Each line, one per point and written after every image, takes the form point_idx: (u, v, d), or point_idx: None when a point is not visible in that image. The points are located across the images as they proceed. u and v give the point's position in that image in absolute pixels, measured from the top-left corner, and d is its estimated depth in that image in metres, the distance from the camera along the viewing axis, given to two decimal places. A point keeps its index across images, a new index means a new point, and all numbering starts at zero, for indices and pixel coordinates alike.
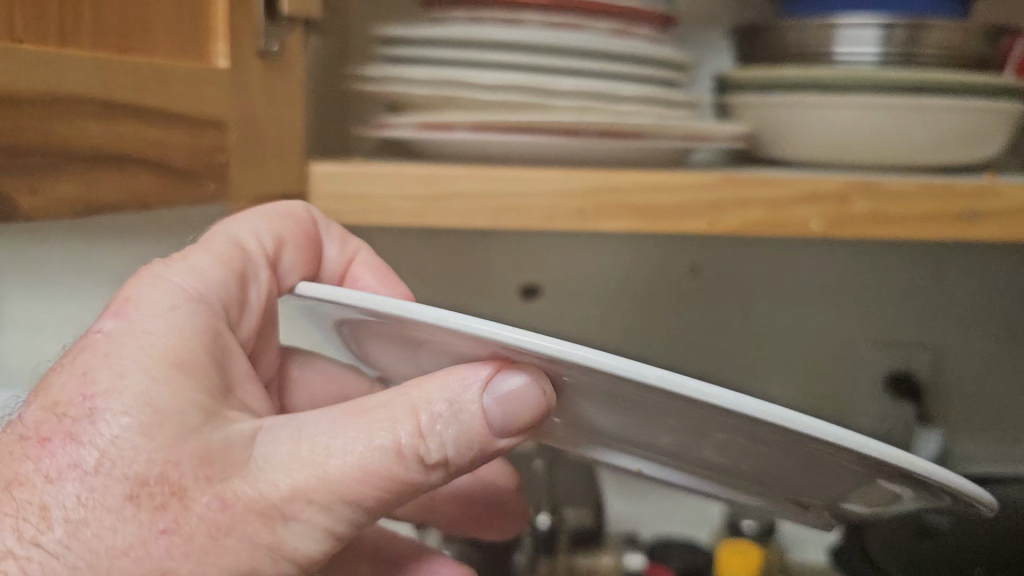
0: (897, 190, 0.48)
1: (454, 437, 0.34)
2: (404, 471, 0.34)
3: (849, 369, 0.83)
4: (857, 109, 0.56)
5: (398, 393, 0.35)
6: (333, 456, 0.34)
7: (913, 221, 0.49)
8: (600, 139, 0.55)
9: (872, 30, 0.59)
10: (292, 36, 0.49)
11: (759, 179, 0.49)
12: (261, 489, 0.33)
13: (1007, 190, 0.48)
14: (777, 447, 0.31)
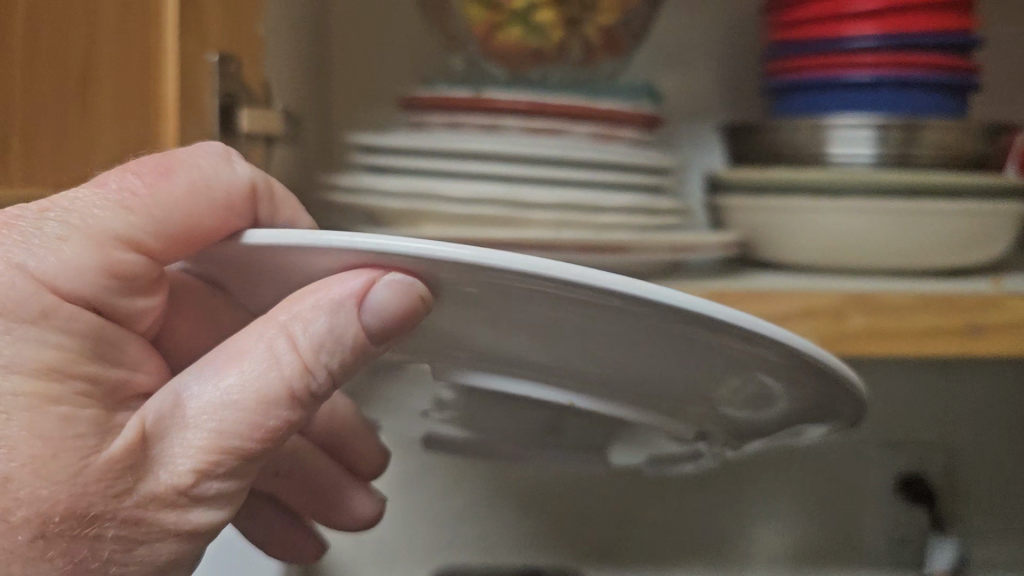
0: (896, 304, 0.45)
1: (335, 360, 0.30)
2: (298, 408, 0.30)
3: (858, 475, 0.79)
4: (853, 213, 0.54)
5: (264, 323, 0.29)
6: (221, 419, 0.29)
7: (914, 337, 0.46)
8: (582, 255, 0.50)
9: (866, 131, 0.57)
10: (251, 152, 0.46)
11: (748, 293, 0.46)
12: (174, 477, 0.29)
13: (1011, 300, 0.45)
14: (695, 360, 0.28)
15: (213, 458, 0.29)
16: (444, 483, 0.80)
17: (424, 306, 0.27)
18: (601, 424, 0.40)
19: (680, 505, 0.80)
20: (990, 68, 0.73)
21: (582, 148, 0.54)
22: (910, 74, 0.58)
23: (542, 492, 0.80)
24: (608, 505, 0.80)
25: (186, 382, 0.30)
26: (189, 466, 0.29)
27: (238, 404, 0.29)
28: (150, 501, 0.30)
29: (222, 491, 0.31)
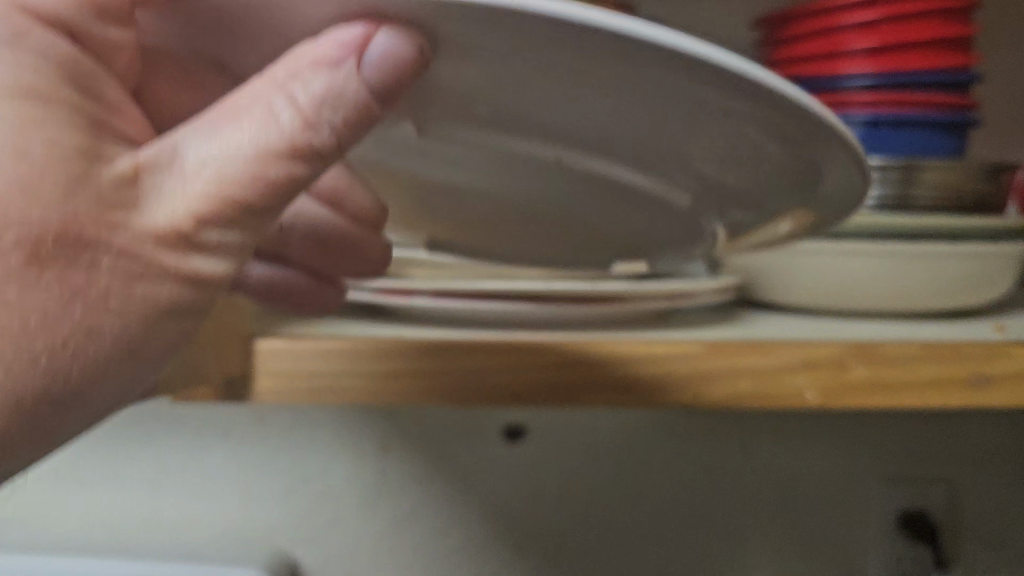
0: (899, 356, 0.44)
1: (346, 120, 0.24)
2: (307, 170, 0.25)
3: (857, 514, 0.78)
4: (855, 256, 0.53)
5: (254, 87, 0.23)
6: (221, 167, 0.25)
7: (919, 389, 0.44)
8: (572, 305, 0.50)
9: (866, 171, 0.56)
10: None
11: (745, 347, 0.44)
12: (167, 219, 0.25)
13: (1016, 352, 0.45)
14: (731, 163, 0.27)
15: (213, 204, 0.25)
16: (430, 531, 0.77)
17: (422, 65, 0.21)
18: (602, 228, 0.40)
19: (678, 547, 0.78)
20: (986, 108, 0.72)
21: None
22: (904, 114, 0.57)
23: (535, 539, 0.77)
24: (603, 552, 0.77)
25: (186, 140, 0.25)
26: (187, 210, 0.25)
27: (238, 154, 0.24)
28: (148, 239, 0.25)
29: (224, 243, 0.26)
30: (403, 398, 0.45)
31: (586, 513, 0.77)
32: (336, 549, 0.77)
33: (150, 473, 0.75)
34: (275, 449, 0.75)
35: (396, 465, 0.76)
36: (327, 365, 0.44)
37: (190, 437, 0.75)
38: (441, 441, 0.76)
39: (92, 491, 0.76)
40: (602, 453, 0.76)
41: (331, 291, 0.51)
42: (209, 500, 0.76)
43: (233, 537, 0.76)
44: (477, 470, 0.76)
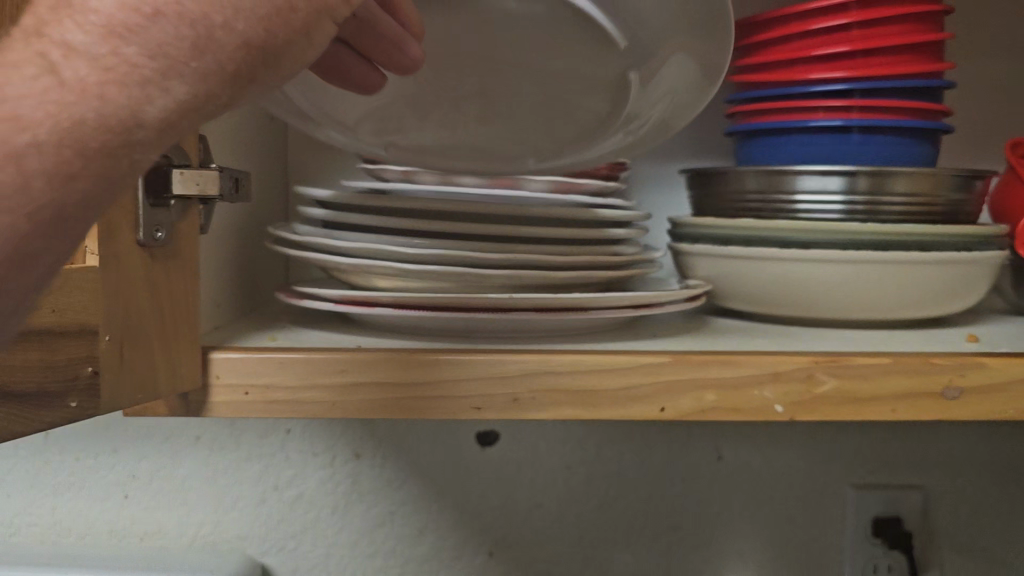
0: (867, 368, 0.44)
1: None
2: None
3: (831, 519, 0.77)
4: (822, 264, 0.53)
5: None
6: None
7: (888, 402, 0.44)
8: (538, 314, 0.50)
9: (834, 179, 0.56)
10: (182, 223, 0.41)
11: (712, 357, 0.44)
12: None
13: (989, 363, 0.44)
14: None
15: None
16: (402, 539, 0.75)
17: None
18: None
19: (652, 554, 0.77)
20: (961, 114, 0.72)
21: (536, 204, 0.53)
22: (876, 121, 0.57)
23: (508, 546, 0.76)
24: (576, 560, 0.76)
25: None
26: None
27: None
28: None
29: None
30: (363, 414, 0.43)
31: (561, 521, 0.76)
32: (308, 558, 0.75)
33: (119, 480, 0.74)
34: (248, 455, 0.74)
35: (369, 473, 0.75)
36: (287, 378, 0.43)
37: (161, 444, 0.73)
38: (412, 447, 0.75)
39: (60, 497, 0.74)
40: (578, 460, 0.76)
41: (371, 77, 0.40)
42: (180, 508, 0.74)
43: (204, 544, 0.75)
44: (451, 477, 0.75)
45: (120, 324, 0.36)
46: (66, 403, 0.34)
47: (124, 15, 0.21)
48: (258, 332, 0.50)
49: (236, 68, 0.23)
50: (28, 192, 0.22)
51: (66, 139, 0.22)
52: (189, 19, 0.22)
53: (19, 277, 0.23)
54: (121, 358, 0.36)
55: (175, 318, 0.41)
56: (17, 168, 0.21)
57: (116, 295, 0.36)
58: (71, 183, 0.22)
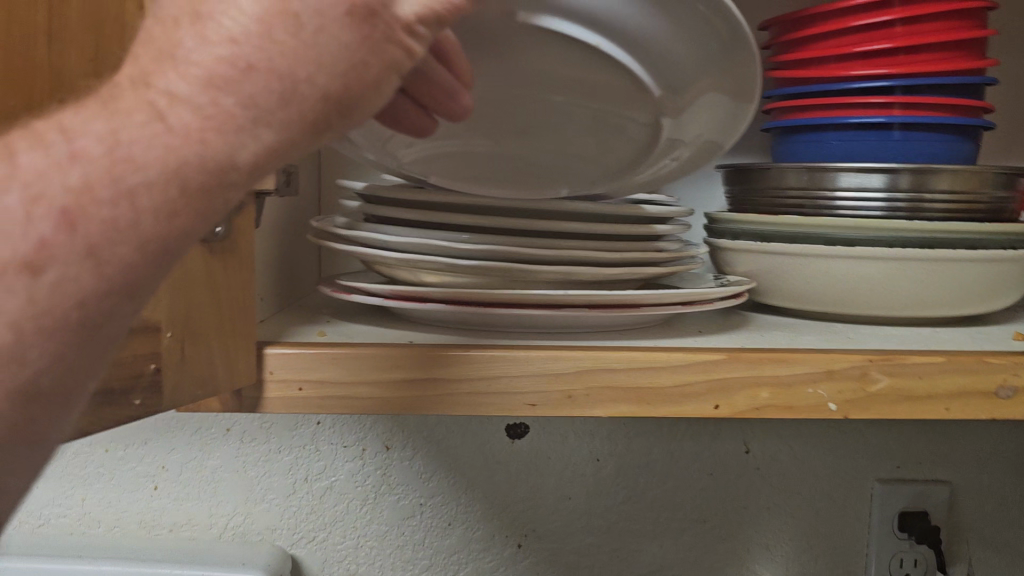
0: (923, 366, 0.44)
1: None
2: None
3: (858, 514, 0.77)
4: (867, 262, 0.52)
5: None
6: None
7: (941, 399, 0.44)
8: (589, 311, 0.49)
9: (876, 176, 0.55)
10: (240, 219, 0.40)
11: (768, 357, 0.44)
12: None
13: None
14: None
15: None
16: (431, 530, 0.76)
17: None
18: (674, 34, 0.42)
19: (679, 547, 0.77)
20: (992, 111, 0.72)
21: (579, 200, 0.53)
22: (918, 118, 0.56)
23: (537, 538, 0.76)
24: (604, 552, 0.77)
25: None
26: None
27: None
28: None
29: None
30: (416, 412, 0.43)
31: (589, 513, 0.76)
32: (337, 549, 0.75)
33: (149, 472, 0.74)
34: (278, 447, 0.74)
35: (398, 464, 0.75)
36: (343, 374, 0.43)
37: (191, 436, 0.74)
38: (440, 438, 0.75)
39: (90, 489, 0.74)
40: (606, 453, 0.76)
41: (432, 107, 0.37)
42: (210, 500, 0.75)
43: (234, 535, 0.75)
44: (480, 469, 0.75)
45: (180, 322, 0.36)
46: (131, 401, 0.33)
47: (221, 69, 0.21)
48: (305, 326, 0.50)
49: (315, 117, 0.22)
50: (138, 229, 0.21)
51: (174, 177, 0.21)
52: (278, 73, 0.21)
53: (123, 307, 0.22)
54: (180, 358, 0.36)
55: (234, 316, 0.40)
56: (131, 206, 0.20)
57: (178, 293, 0.35)
58: (173, 222, 0.21)
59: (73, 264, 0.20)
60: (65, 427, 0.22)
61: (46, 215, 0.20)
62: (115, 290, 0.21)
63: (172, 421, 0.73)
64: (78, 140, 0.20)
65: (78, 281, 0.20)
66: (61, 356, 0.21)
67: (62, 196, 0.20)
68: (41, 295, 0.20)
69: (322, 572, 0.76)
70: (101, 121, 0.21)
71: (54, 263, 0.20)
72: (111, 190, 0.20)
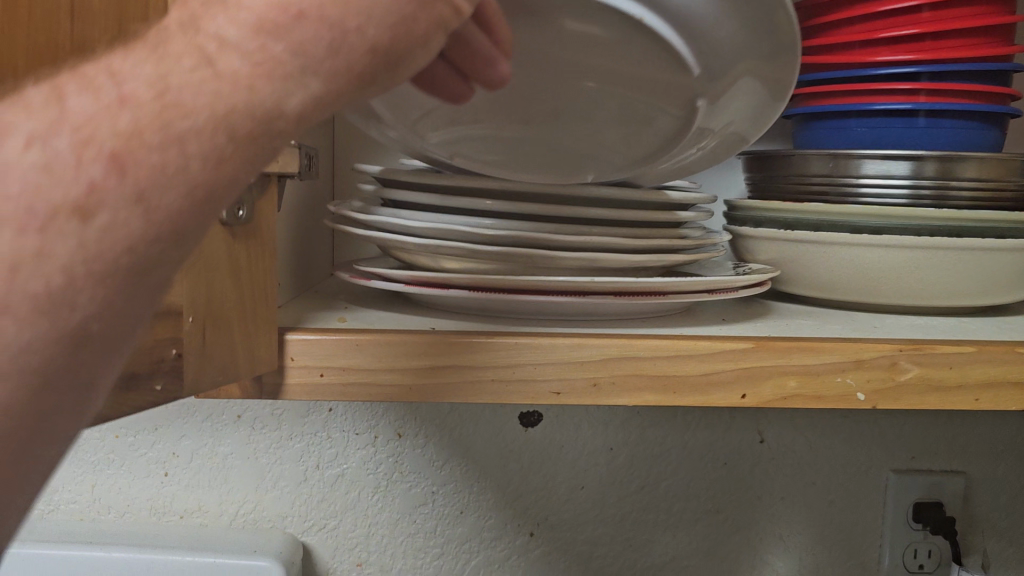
0: (952, 356, 0.43)
1: None
2: None
3: (872, 505, 0.77)
4: (894, 251, 0.52)
5: None
6: None
7: (970, 389, 0.44)
8: (613, 298, 0.49)
9: (902, 164, 0.54)
10: (262, 200, 0.39)
11: (796, 345, 0.43)
12: None
13: None
14: None
15: None
16: (443, 519, 0.75)
17: None
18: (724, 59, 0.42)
19: (692, 537, 0.76)
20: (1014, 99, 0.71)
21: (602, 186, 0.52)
22: (945, 105, 0.55)
23: (549, 528, 0.76)
24: (616, 541, 0.76)
25: None
26: None
27: None
28: None
29: None
30: (439, 399, 0.42)
31: (602, 503, 0.76)
32: (348, 537, 0.75)
33: (159, 458, 0.73)
34: (290, 435, 0.74)
35: (410, 453, 0.74)
36: (366, 360, 0.42)
37: (202, 422, 0.73)
38: (453, 427, 0.74)
39: (100, 474, 0.73)
40: (620, 442, 0.75)
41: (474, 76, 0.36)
42: (221, 486, 0.74)
43: (244, 522, 0.75)
44: (493, 457, 0.75)
45: (204, 307, 0.35)
46: (153, 386, 0.32)
47: (272, 14, 0.20)
48: (324, 312, 0.49)
49: (361, 70, 0.22)
50: (186, 176, 0.20)
51: (220, 122, 0.20)
52: (329, 23, 0.21)
53: (173, 254, 0.21)
54: (204, 343, 0.35)
55: (256, 303, 0.40)
56: (180, 151, 0.20)
57: (199, 276, 0.34)
58: (221, 169, 0.21)
59: (123, 207, 0.19)
60: (111, 379, 0.22)
61: (96, 158, 0.19)
62: (162, 238, 0.20)
63: (183, 407, 0.73)
64: (126, 83, 0.20)
65: (128, 225, 0.20)
66: (110, 301, 0.20)
67: (110, 139, 0.19)
68: (92, 239, 0.19)
69: (333, 560, 0.75)
70: (149, 64, 0.20)
71: (104, 205, 0.19)
72: (160, 135, 0.20)
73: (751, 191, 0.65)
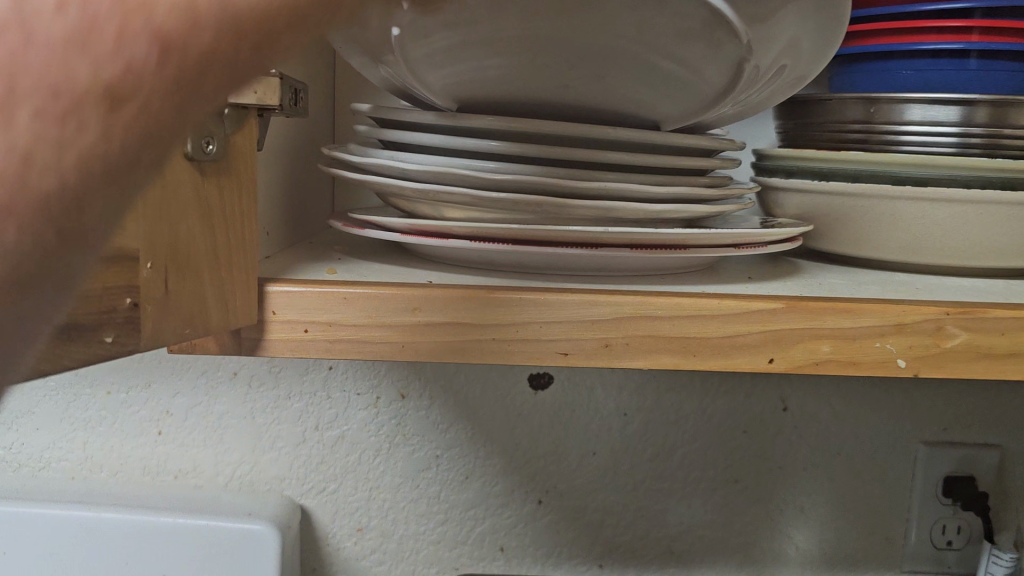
0: (1005, 322, 0.39)
1: None
2: None
3: (900, 478, 0.73)
4: (939, 205, 0.47)
5: None
6: None
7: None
8: (630, 252, 0.44)
9: (950, 110, 0.49)
10: (236, 135, 0.35)
11: (832, 307, 0.39)
12: None
13: None
14: None
15: None
16: (448, 484, 0.72)
17: None
18: None
19: (709, 507, 0.73)
20: None
21: (620, 130, 0.47)
22: (1000, 45, 0.50)
23: (559, 495, 0.72)
24: (629, 510, 0.73)
25: None
26: None
27: None
28: None
29: None
30: (437, 358, 0.38)
31: (614, 470, 0.72)
32: (348, 501, 0.72)
33: (153, 416, 0.71)
34: (287, 394, 0.71)
35: (414, 414, 0.71)
36: (355, 317, 0.38)
37: (196, 379, 0.70)
38: (458, 388, 0.71)
39: (91, 432, 0.71)
40: (634, 407, 0.71)
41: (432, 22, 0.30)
42: (216, 447, 0.71)
43: (240, 485, 0.72)
44: (501, 421, 0.71)
45: (166, 246, 0.31)
46: (102, 338, 0.29)
47: None
48: (314, 263, 0.45)
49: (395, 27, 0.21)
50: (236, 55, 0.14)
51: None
52: None
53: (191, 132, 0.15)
54: (165, 290, 0.32)
55: (232, 250, 0.36)
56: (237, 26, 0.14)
57: (158, 212, 0.31)
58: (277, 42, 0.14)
59: (161, 105, 0.14)
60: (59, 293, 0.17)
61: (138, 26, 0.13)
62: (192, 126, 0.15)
63: (176, 364, 0.70)
64: None
65: (167, 144, 0.15)
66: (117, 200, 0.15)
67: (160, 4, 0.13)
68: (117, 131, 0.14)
69: (332, 525, 0.72)
70: None
71: (141, 99, 0.14)
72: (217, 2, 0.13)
73: (783, 142, 0.60)
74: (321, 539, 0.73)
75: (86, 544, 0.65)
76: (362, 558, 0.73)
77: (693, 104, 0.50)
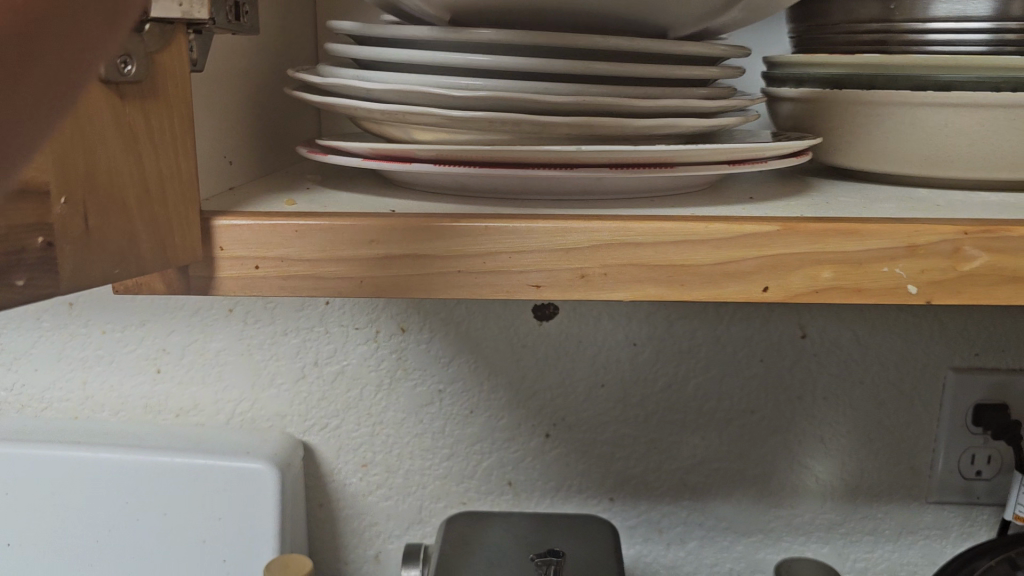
0: None
1: None
2: None
3: (927, 406, 0.69)
4: (965, 110, 0.42)
5: None
6: None
7: None
8: (613, 172, 0.41)
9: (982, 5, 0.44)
10: (162, 52, 0.32)
11: (836, 227, 0.35)
12: None
13: None
14: None
15: None
16: (452, 418, 0.70)
17: None
18: None
19: (724, 439, 0.70)
20: None
21: (605, 40, 0.43)
22: None
23: (567, 428, 0.70)
24: (640, 442, 0.70)
25: None
26: None
27: None
28: None
29: None
30: (397, 294, 0.35)
31: (623, 402, 0.69)
32: (352, 438, 0.70)
33: (150, 354, 0.69)
34: (284, 329, 0.69)
35: (417, 348, 0.69)
36: (307, 250, 0.35)
37: (191, 316, 0.69)
38: (459, 321, 0.68)
39: (90, 372, 0.70)
40: (644, 336, 0.68)
41: None
42: (215, 384, 0.70)
43: (241, 421, 0.71)
44: (505, 352, 0.69)
45: (81, 179, 0.28)
46: (13, 282, 0.24)
47: None
48: (276, 194, 0.42)
49: None
50: None
51: None
52: None
53: None
54: (85, 225, 0.29)
55: (164, 184, 0.33)
56: None
57: (66, 142, 0.28)
58: None
59: None
60: None
61: None
62: None
63: (170, 301, 0.68)
64: None
65: None
66: None
67: None
68: None
69: (336, 461, 0.71)
70: None
71: None
72: None
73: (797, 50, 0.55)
74: (327, 475, 0.71)
75: (86, 484, 0.65)
76: (368, 494, 0.72)
77: (690, 9, 0.45)
